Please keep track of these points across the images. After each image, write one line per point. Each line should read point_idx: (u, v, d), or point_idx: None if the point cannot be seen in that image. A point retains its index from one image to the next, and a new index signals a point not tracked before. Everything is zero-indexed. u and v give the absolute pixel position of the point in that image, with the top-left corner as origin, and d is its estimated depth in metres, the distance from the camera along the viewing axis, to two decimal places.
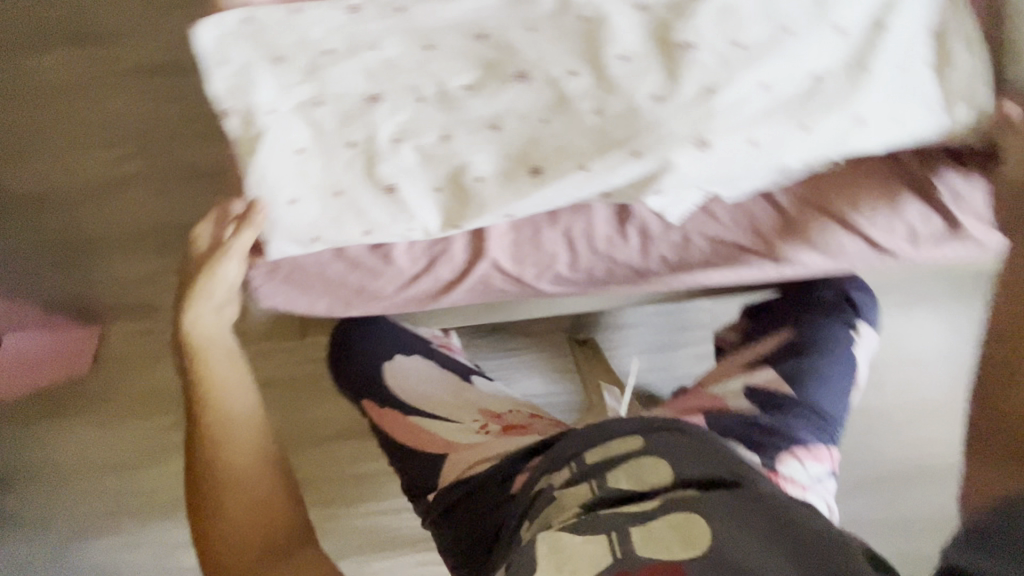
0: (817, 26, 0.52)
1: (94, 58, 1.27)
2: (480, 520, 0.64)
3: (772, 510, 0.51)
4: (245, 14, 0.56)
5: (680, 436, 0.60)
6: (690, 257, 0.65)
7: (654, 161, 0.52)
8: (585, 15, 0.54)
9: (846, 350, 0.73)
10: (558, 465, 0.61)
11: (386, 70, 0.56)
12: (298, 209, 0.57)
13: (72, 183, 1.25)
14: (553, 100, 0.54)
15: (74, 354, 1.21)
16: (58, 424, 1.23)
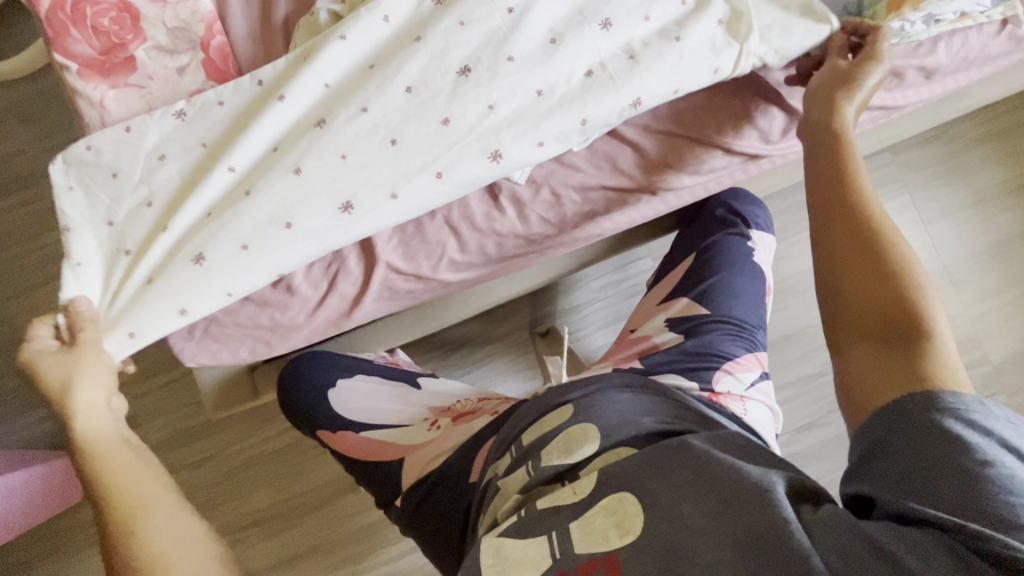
0: (573, 31, 0.62)
1: (14, 204, 1.32)
2: (447, 517, 0.65)
3: (702, 464, 0.49)
4: (84, 146, 0.62)
5: (597, 395, 0.61)
6: (568, 213, 0.69)
7: (468, 142, 0.62)
8: (371, 66, 0.63)
9: (747, 257, 0.77)
10: (502, 454, 0.63)
11: (205, 156, 0.63)
12: (171, 282, 0.61)
13: (27, 325, 1.30)
14: (352, 141, 0.62)
15: (65, 484, 1.23)
16: (75, 555, 1.27)
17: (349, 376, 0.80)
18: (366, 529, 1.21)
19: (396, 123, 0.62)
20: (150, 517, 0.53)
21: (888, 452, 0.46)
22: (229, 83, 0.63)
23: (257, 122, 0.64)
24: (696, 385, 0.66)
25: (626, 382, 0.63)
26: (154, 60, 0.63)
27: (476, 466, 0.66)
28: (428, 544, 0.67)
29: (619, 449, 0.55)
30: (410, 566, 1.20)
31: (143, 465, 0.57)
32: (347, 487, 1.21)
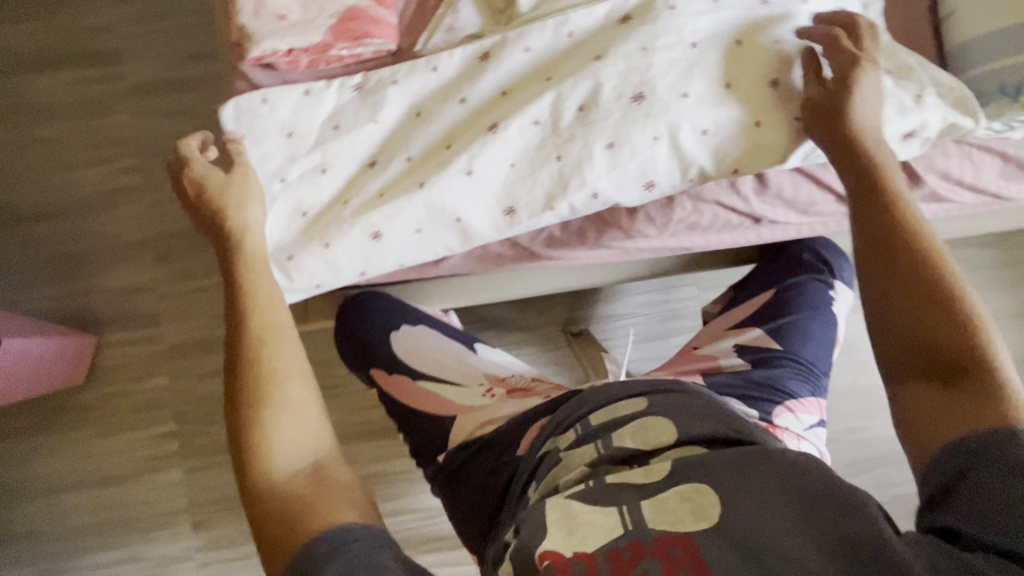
0: (747, 84, 0.61)
1: (90, 79, 1.32)
2: (487, 484, 0.65)
3: (785, 472, 0.50)
4: (261, 99, 0.64)
5: (677, 394, 0.63)
6: (674, 219, 0.68)
7: (628, 167, 0.60)
8: (550, 80, 0.62)
9: (828, 306, 0.77)
10: (564, 428, 0.63)
11: (384, 139, 0.65)
12: (305, 266, 0.65)
13: (72, 199, 1.30)
14: (524, 149, 0.62)
15: (68, 363, 1.22)
16: (59, 435, 1.26)
17: (410, 324, 0.80)
18: (356, 480, 1.20)
19: (565, 136, 0.61)
20: (275, 409, 0.54)
21: (969, 486, 0.46)
22: (406, 65, 0.64)
23: (423, 112, 0.64)
24: (756, 413, 0.67)
25: (701, 392, 0.65)
26: None
27: (528, 437, 0.66)
28: (462, 507, 0.67)
29: (694, 445, 0.57)
30: (391, 526, 1.19)
31: (288, 344, 0.57)
32: (347, 437, 1.20)
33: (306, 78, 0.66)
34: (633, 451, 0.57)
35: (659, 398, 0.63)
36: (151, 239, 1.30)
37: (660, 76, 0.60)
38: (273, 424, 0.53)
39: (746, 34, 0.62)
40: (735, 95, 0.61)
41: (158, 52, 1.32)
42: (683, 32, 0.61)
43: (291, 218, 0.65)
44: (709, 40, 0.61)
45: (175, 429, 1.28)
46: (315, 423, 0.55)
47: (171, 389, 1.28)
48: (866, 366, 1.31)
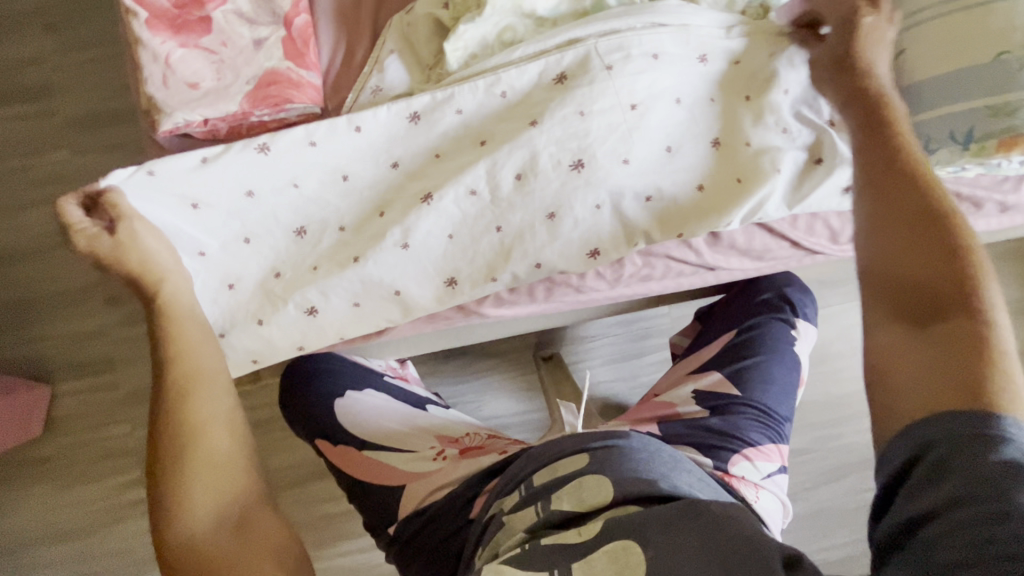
0: (686, 148, 0.62)
1: (23, 115, 1.24)
2: (438, 556, 0.64)
3: (708, 528, 0.52)
4: (148, 172, 0.58)
5: (619, 447, 0.61)
6: (625, 274, 0.67)
7: (571, 237, 0.61)
8: (484, 145, 0.61)
9: (787, 346, 0.76)
10: (508, 491, 0.63)
11: (309, 206, 0.62)
12: (240, 344, 0.64)
13: (14, 244, 1.23)
14: (461, 220, 0.62)
15: (20, 419, 1.17)
16: (17, 490, 1.22)
17: (360, 388, 0.77)
18: (328, 520, 1.18)
19: (505, 206, 0.61)
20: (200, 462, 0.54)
21: (933, 461, 0.43)
22: (325, 125, 0.60)
23: (349, 177, 0.62)
24: (711, 463, 0.66)
25: (646, 442, 0.63)
26: (231, 27, 0.58)
27: (476, 500, 0.65)
28: None
29: (629, 505, 0.56)
30: (367, 563, 1.18)
31: (212, 398, 0.57)
32: (316, 477, 1.18)
33: (227, 146, 0.62)
34: (571, 514, 0.57)
35: (601, 453, 0.61)
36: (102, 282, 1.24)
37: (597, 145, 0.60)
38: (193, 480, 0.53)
39: (683, 93, 0.62)
40: (676, 160, 0.62)
41: (96, 83, 1.25)
42: (619, 93, 0.60)
43: (214, 290, 0.63)
44: (647, 101, 0.61)
45: (140, 477, 1.24)
46: (235, 478, 0.55)
47: (132, 436, 1.24)
48: (838, 375, 1.32)
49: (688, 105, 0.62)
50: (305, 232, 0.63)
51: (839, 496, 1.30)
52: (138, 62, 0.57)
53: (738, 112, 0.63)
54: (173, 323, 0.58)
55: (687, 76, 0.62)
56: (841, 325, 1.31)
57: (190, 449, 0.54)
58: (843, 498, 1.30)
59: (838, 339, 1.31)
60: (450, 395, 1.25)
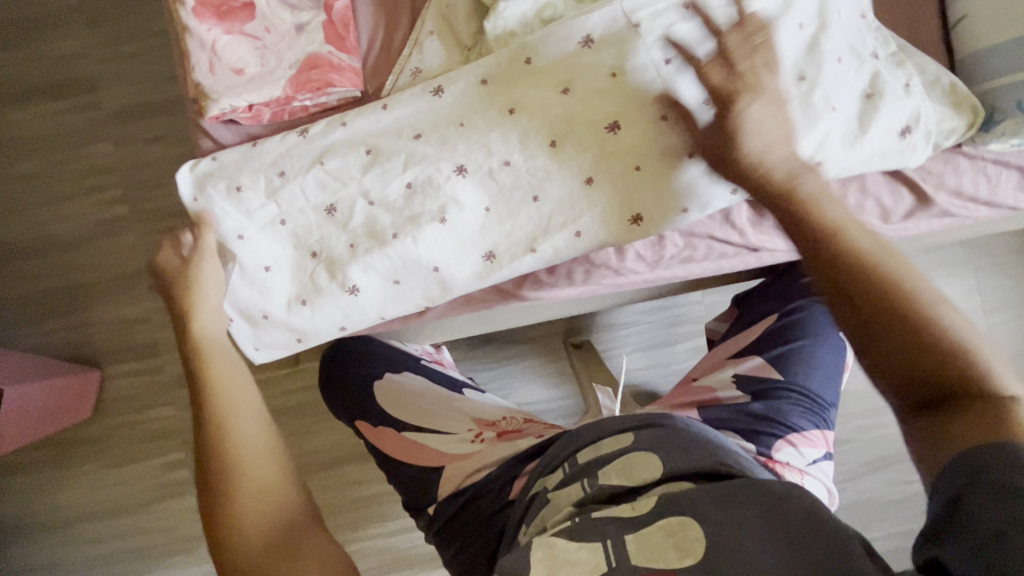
0: None
1: (70, 108, 1.28)
2: (482, 534, 0.64)
3: (768, 501, 0.51)
4: (212, 158, 0.63)
5: (666, 426, 0.62)
6: (666, 255, 0.66)
7: (609, 201, 0.61)
8: (511, 113, 0.61)
9: (831, 329, 0.75)
10: (552, 469, 0.63)
11: (336, 181, 0.62)
12: (285, 324, 0.66)
13: (65, 233, 1.28)
14: (496, 190, 0.62)
15: (77, 399, 1.24)
16: (74, 469, 1.28)
17: (399, 370, 0.79)
18: (363, 502, 1.21)
19: (540, 174, 0.61)
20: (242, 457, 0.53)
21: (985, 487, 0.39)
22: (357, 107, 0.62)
23: (372, 152, 0.61)
24: (755, 448, 0.65)
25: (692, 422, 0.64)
26: (273, 12, 0.59)
27: (519, 479, 0.65)
28: (455, 559, 0.66)
29: (681, 480, 0.56)
30: (400, 544, 1.21)
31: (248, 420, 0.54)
32: (353, 460, 1.21)
33: (271, 131, 0.63)
34: (620, 489, 0.57)
35: (648, 432, 0.62)
36: (147, 270, 1.28)
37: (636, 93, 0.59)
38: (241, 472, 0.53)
39: (722, 36, 0.59)
40: (714, 113, 0.59)
41: (138, 76, 1.28)
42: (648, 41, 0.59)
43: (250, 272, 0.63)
44: (677, 50, 0.59)
45: (184, 456, 1.29)
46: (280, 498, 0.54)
47: (179, 417, 1.29)
48: None
49: None
50: (336, 209, 0.63)
51: (878, 487, 1.27)
52: (187, 50, 0.58)
53: (792, 43, 0.57)
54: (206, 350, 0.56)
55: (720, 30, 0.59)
56: None
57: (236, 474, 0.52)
58: (883, 489, 1.27)
59: None
60: (481, 381, 1.26)
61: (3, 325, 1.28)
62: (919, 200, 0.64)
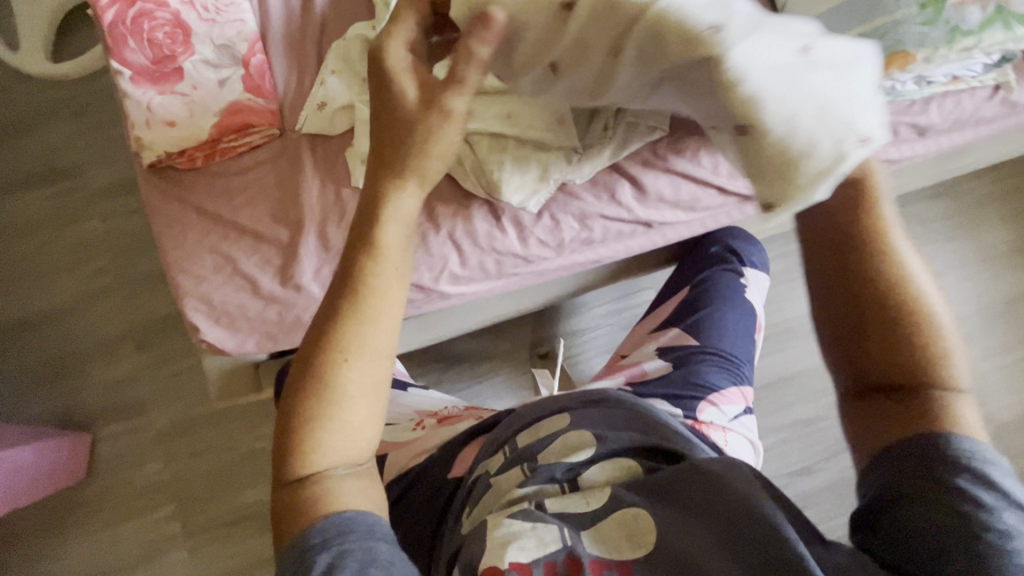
0: None
1: (58, 194, 1.41)
2: (427, 515, 0.73)
3: (699, 487, 0.60)
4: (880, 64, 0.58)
5: (593, 400, 0.74)
6: (566, 238, 0.78)
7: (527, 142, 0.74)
8: None
9: (735, 294, 0.87)
10: (493, 452, 0.73)
11: (264, 198, 0.71)
12: (227, 336, 0.70)
13: (57, 307, 1.38)
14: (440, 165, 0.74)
15: (70, 462, 1.29)
16: (67, 534, 1.31)
17: None
18: None
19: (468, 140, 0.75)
20: (341, 405, 0.52)
21: (903, 511, 0.51)
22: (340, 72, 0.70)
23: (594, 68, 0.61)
24: (681, 412, 0.74)
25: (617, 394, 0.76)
26: (200, 71, 0.71)
27: (459, 464, 0.76)
28: (403, 537, 0.74)
29: (617, 457, 0.67)
30: None
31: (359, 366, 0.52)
32: None
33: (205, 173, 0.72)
34: (562, 471, 0.67)
35: (581, 408, 0.74)
36: (133, 332, 1.37)
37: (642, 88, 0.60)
38: (342, 409, 0.52)
39: None
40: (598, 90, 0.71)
41: (118, 159, 1.43)
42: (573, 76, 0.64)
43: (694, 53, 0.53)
44: None
45: (174, 510, 1.32)
46: (362, 436, 0.54)
47: (166, 472, 1.33)
48: None
49: None
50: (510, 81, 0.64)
51: None
52: (128, 115, 0.69)
53: None
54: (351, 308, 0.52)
55: None
56: None
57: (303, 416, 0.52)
58: None
59: None
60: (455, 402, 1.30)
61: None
62: None
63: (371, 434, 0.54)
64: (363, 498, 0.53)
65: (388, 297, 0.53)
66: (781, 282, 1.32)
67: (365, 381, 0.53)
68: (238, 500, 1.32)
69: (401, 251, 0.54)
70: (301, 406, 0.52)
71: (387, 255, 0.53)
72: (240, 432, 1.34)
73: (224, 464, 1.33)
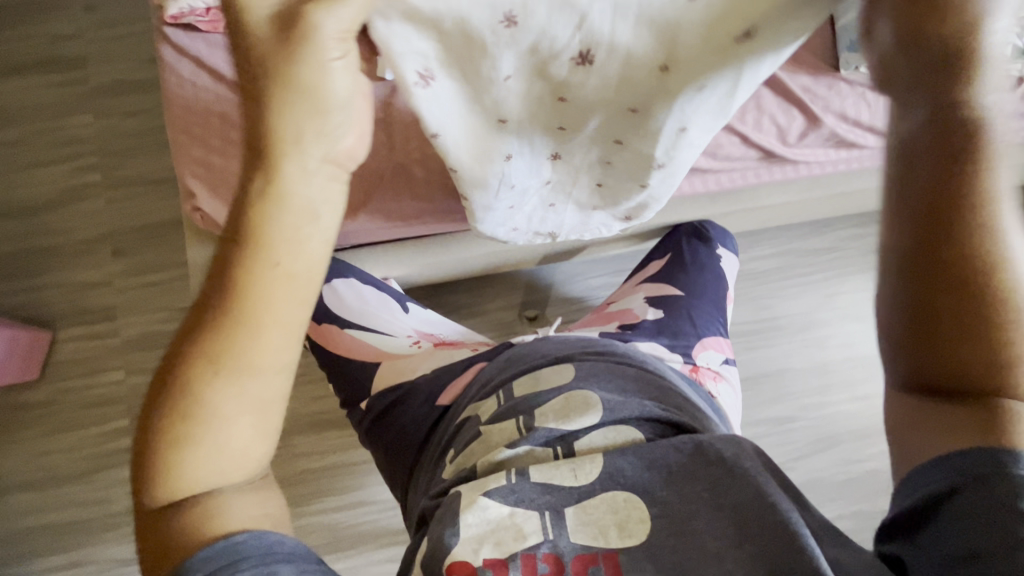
0: None
1: (54, 83, 1.35)
2: (408, 445, 0.71)
3: (709, 480, 0.56)
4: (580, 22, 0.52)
5: (601, 361, 0.71)
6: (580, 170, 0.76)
7: None
8: None
9: (719, 278, 0.93)
10: (487, 396, 0.70)
11: None
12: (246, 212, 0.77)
13: (35, 199, 1.31)
14: None
15: (21, 357, 1.22)
16: (10, 434, 1.24)
17: (342, 281, 0.89)
18: (318, 472, 1.27)
19: None
20: (217, 432, 0.44)
21: (953, 504, 0.47)
22: None
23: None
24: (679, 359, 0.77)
25: (630, 358, 0.72)
26: None
27: (448, 394, 0.74)
28: (381, 461, 0.73)
29: (622, 425, 0.63)
30: (352, 520, 1.25)
31: (250, 385, 0.44)
32: (304, 432, 1.27)
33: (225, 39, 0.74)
34: (558, 433, 0.63)
35: (587, 367, 0.70)
36: (110, 235, 1.31)
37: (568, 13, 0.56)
38: (217, 433, 0.44)
39: None
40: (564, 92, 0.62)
41: (123, 55, 1.37)
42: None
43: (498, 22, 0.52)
44: None
45: (127, 425, 1.26)
46: (256, 454, 0.47)
47: (124, 384, 1.27)
48: (825, 342, 1.33)
49: None
50: (512, 20, 0.52)
51: (829, 469, 1.28)
52: None
53: None
54: (244, 311, 0.42)
55: None
56: (826, 295, 1.34)
57: (178, 432, 0.44)
58: (834, 470, 1.28)
59: (821, 307, 1.34)
60: None
61: None
62: (811, 122, 0.71)
63: (257, 452, 0.47)
64: (255, 515, 0.48)
65: (281, 315, 0.43)
66: (774, 282, 1.34)
67: (245, 405, 0.44)
68: None
69: (298, 260, 0.42)
70: (178, 415, 0.44)
71: (276, 258, 0.42)
72: None
73: None
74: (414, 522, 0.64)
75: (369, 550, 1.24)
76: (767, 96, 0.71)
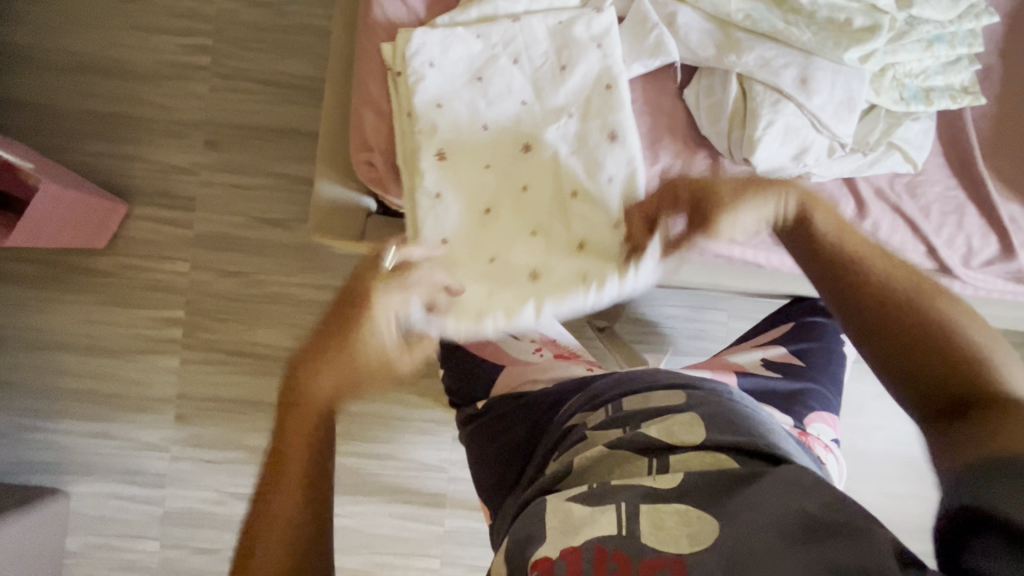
0: (873, 85, 0.73)
1: None
2: (503, 461, 0.71)
3: (780, 505, 0.50)
4: None
5: (711, 392, 0.66)
6: None
7: (816, 107, 0.71)
8: (705, 45, 0.74)
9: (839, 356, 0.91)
10: (596, 407, 0.67)
11: (492, 106, 0.78)
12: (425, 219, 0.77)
13: (141, 65, 1.26)
14: (713, 98, 0.75)
15: (96, 225, 1.18)
16: (64, 293, 1.24)
17: None
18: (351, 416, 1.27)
19: (739, 76, 0.73)
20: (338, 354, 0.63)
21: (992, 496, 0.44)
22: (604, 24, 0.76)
23: None
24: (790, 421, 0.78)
25: (741, 396, 0.67)
26: None
27: (558, 399, 0.73)
28: (482, 459, 0.74)
29: (718, 451, 0.57)
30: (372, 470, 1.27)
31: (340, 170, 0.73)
32: None
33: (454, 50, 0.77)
34: (656, 443, 0.59)
35: (697, 394, 0.65)
36: (208, 125, 1.26)
37: (777, 111, 0.72)
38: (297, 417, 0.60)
39: (919, 34, 0.72)
40: (795, 146, 0.73)
41: None
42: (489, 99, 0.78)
43: None
44: (859, 21, 0.71)
45: (180, 317, 1.25)
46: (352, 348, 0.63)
47: (186, 277, 1.25)
48: (870, 433, 1.33)
49: (912, 53, 0.72)
50: None
51: None
52: None
53: (936, 85, 0.75)
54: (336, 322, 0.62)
55: (906, 40, 0.72)
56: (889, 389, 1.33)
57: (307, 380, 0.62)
58: None
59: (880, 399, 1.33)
60: None
61: (48, 133, 1.24)
62: (1003, 253, 0.77)
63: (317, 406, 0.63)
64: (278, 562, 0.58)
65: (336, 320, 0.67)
66: None
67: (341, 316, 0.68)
68: (247, 335, 1.26)
69: None
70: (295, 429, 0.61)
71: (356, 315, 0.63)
72: (278, 272, 1.26)
73: (247, 296, 1.25)
74: (508, 516, 0.64)
75: (381, 500, 1.27)
76: (971, 216, 0.76)
